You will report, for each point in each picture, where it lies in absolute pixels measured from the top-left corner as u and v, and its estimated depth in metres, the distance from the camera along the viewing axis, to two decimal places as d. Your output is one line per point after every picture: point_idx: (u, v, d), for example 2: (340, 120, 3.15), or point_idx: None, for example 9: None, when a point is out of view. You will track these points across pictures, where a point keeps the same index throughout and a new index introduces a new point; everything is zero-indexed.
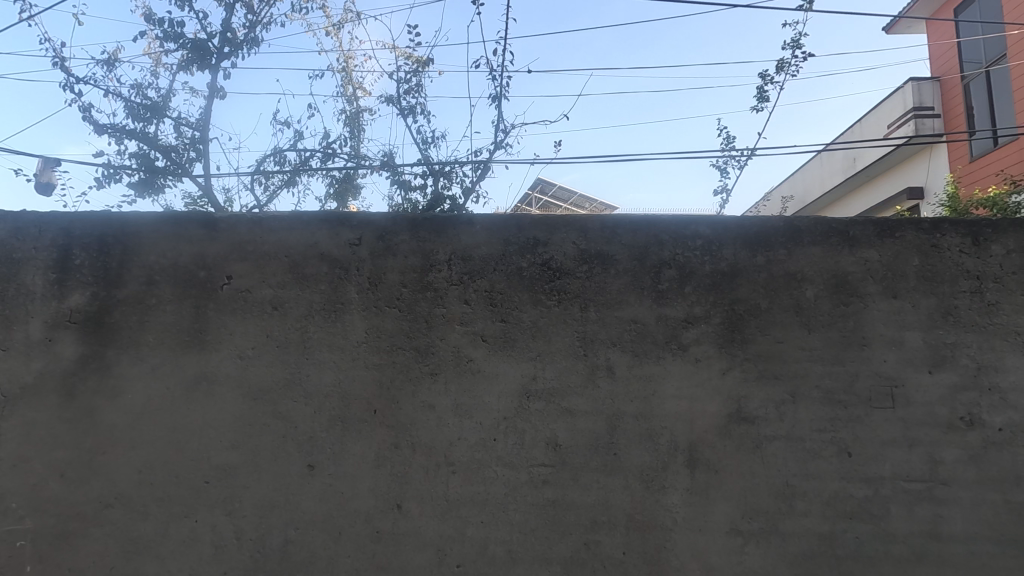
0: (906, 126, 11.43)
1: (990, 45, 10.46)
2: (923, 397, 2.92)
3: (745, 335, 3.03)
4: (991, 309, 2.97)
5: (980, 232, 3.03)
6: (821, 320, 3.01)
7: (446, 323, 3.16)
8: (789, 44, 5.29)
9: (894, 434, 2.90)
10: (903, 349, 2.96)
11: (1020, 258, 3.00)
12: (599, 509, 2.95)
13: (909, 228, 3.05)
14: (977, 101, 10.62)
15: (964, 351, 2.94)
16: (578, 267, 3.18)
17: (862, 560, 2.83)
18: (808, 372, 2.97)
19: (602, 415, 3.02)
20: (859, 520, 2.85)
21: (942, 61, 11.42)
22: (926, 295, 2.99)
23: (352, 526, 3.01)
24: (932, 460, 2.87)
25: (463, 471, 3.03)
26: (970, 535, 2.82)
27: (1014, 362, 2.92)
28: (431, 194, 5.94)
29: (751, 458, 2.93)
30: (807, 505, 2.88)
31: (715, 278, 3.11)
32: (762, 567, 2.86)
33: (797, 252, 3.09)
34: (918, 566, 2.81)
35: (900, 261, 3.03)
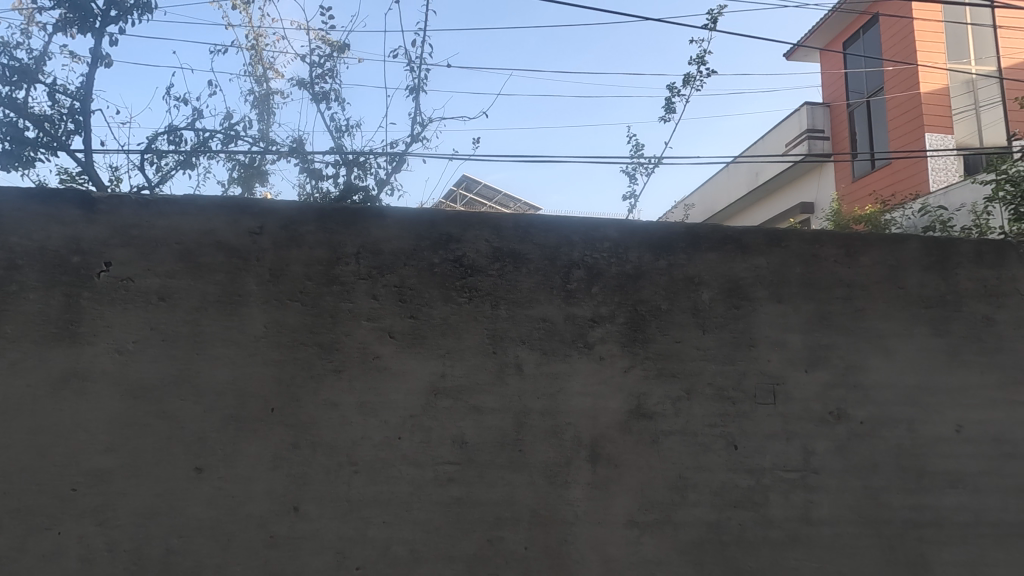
0: (801, 145, 12.48)
1: (871, 78, 11.62)
2: (800, 393, 3.19)
3: (646, 334, 3.18)
4: (861, 313, 3.29)
5: (852, 245, 3.36)
6: (715, 322, 3.21)
7: (353, 318, 3.06)
8: (692, 61, 5.57)
9: (775, 428, 3.15)
10: (785, 349, 3.22)
11: (884, 269, 3.34)
12: (503, 506, 2.97)
13: (793, 238, 3.33)
14: (859, 127, 11.80)
15: (836, 352, 3.24)
16: (490, 265, 3.19)
17: (744, 545, 3.05)
18: (702, 370, 3.16)
19: (509, 412, 3.05)
20: (742, 508, 3.07)
21: (832, 89, 12.55)
22: (805, 300, 3.28)
23: (244, 531, 2.84)
24: (806, 451, 3.15)
25: (366, 470, 2.94)
26: (835, 519, 3.11)
27: (875, 363, 3.25)
28: (342, 185, 5.70)
29: (648, 452, 3.08)
30: (696, 496, 3.06)
31: (621, 279, 3.23)
32: (656, 556, 2.99)
33: (696, 257, 3.29)
34: (791, 548, 3.07)
35: (784, 269, 3.30)
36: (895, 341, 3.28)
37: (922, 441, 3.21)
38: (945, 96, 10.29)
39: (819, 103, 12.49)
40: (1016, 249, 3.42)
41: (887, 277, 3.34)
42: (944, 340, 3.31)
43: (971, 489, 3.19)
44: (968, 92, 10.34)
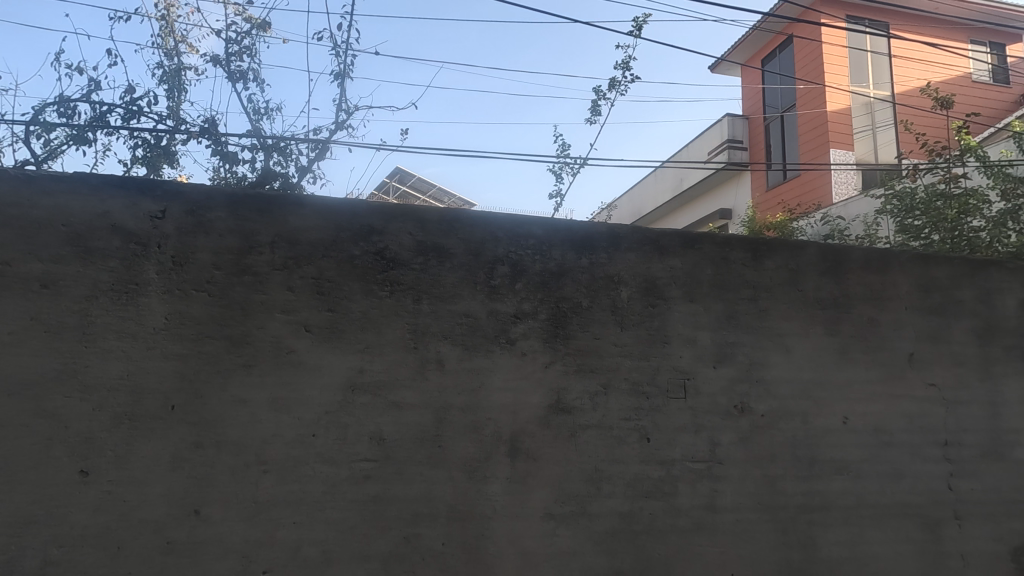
0: (722, 154, 13.20)
1: (785, 94, 12.44)
2: (709, 388, 3.37)
3: (567, 331, 3.24)
4: (765, 313, 3.52)
5: (759, 249, 3.58)
6: (632, 319, 3.33)
7: (265, 311, 2.91)
8: (618, 66, 5.70)
9: (685, 422, 3.31)
10: (696, 346, 3.39)
11: (785, 273, 3.59)
12: (421, 502, 2.94)
13: (706, 241, 3.51)
14: (774, 140, 12.61)
15: (741, 349, 3.45)
16: (414, 258, 3.14)
17: (654, 534, 3.18)
18: (619, 366, 3.27)
19: (429, 408, 3.02)
20: (652, 498, 3.21)
21: (752, 103, 13.33)
22: (715, 300, 3.46)
23: (137, 538, 2.64)
24: (712, 443, 3.33)
25: (276, 470, 2.81)
26: (737, 506, 3.31)
27: (776, 360, 3.49)
28: (259, 171, 5.41)
29: (566, 446, 3.15)
30: (611, 487, 3.16)
31: (544, 276, 3.28)
32: (570, 547, 3.07)
33: (616, 256, 3.39)
34: (697, 535, 3.23)
35: (697, 270, 3.47)
36: (793, 340, 3.54)
37: (814, 432, 3.48)
38: (848, 115, 11.20)
39: (739, 115, 13.23)
40: (898, 258, 3.77)
41: (788, 280, 3.59)
42: (835, 339, 3.60)
43: (854, 475, 3.49)
44: (867, 113, 11.31)
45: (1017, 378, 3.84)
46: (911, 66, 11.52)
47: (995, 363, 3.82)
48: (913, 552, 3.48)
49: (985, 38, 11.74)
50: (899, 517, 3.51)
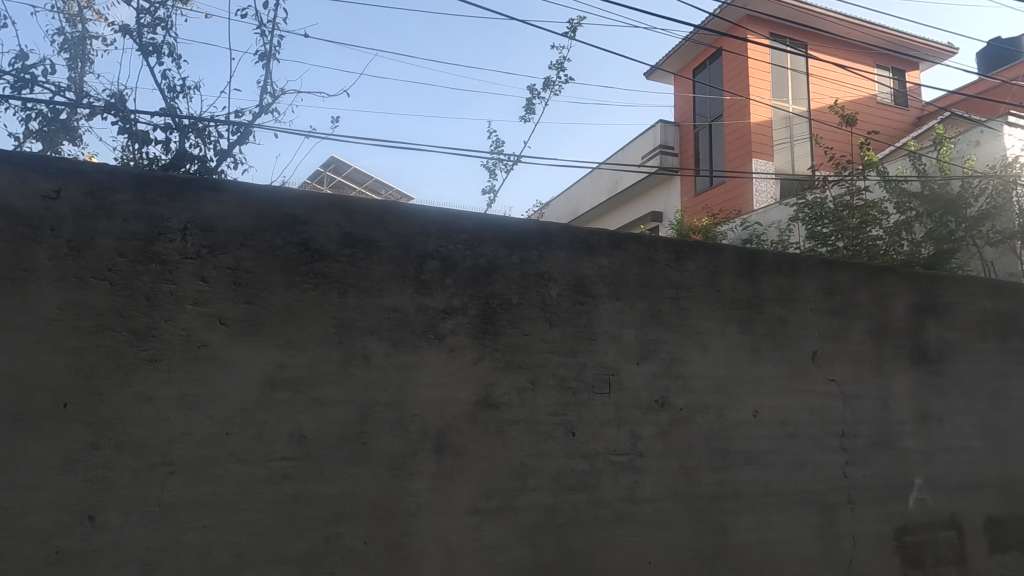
0: (654, 159, 13.68)
1: (713, 104, 13.05)
2: (632, 384, 3.49)
3: (497, 327, 3.26)
4: (685, 312, 3.69)
5: (681, 250, 3.74)
6: (561, 316, 3.39)
7: (175, 302, 2.73)
8: (553, 66, 5.75)
9: (608, 416, 3.41)
10: (621, 343, 3.50)
11: (704, 274, 3.78)
12: (343, 501, 2.86)
13: (633, 242, 3.63)
14: (703, 147, 13.21)
15: (663, 347, 3.60)
16: (340, 250, 3.04)
17: (577, 525, 3.25)
18: (547, 362, 3.32)
19: (353, 404, 2.94)
20: (576, 491, 3.28)
21: (683, 110, 13.88)
22: (640, 299, 3.59)
23: (21, 548, 2.41)
24: (634, 436, 3.45)
25: (184, 471, 2.65)
26: (656, 496, 3.45)
27: (694, 356, 3.66)
28: (174, 152, 5.07)
29: (493, 441, 3.16)
30: (536, 481, 3.21)
31: (475, 272, 3.27)
32: (495, 541, 3.08)
33: (546, 253, 3.44)
34: (617, 526, 3.33)
35: (624, 269, 3.58)
36: (711, 338, 3.72)
37: (727, 425, 3.68)
38: (769, 128, 11.92)
39: (671, 122, 13.77)
40: (805, 262, 4.06)
41: (707, 281, 3.78)
42: (749, 337, 3.83)
43: (762, 465, 3.73)
44: (786, 126, 12.08)
45: (904, 374, 4.23)
46: (825, 85, 12.43)
47: (886, 360, 4.19)
48: (812, 535, 3.77)
49: (889, 63, 12.83)
50: (800, 503, 3.78)
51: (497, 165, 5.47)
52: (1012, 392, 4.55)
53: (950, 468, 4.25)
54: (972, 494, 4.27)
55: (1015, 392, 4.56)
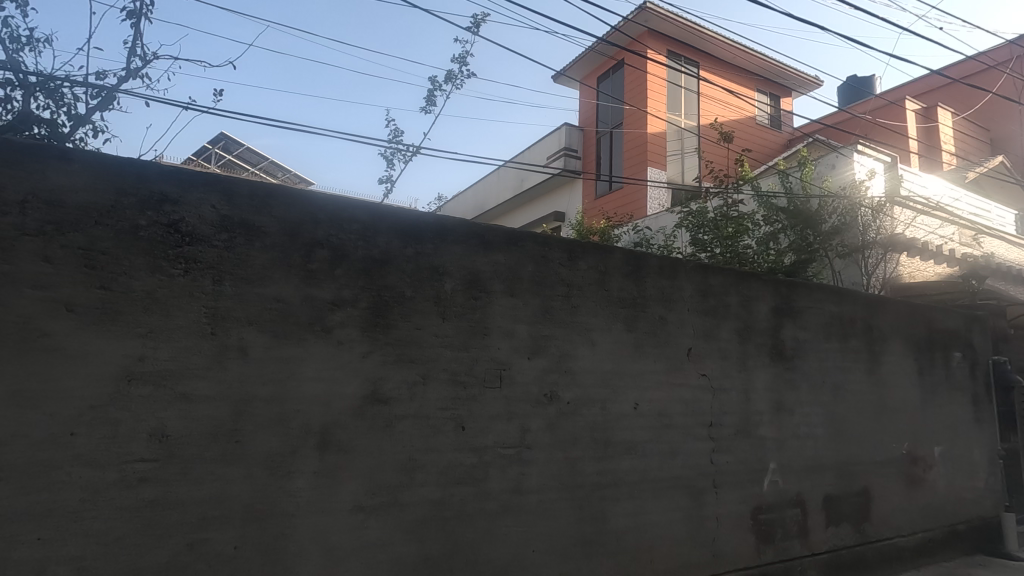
0: (558, 160, 14.09)
1: (614, 113, 13.67)
2: (522, 378, 3.58)
3: (388, 320, 3.19)
4: (575, 310, 3.84)
5: (573, 250, 3.89)
6: (454, 310, 3.40)
7: (10, 285, 2.39)
8: (456, 59, 5.69)
9: (498, 410, 3.47)
10: (513, 338, 3.57)
11: (595, 274, 3.95)
12: (210, 505, 2.65)
13: (528, 240, 3.71)
14: (603, 153, 13.79)
15: (553, 342, 3.72)
16: (216, 234, 2.82)
17: (463, 518, 3.28)
18: (439, 356, 3.31)
19: (227, 400, 2.74)
20: (464, 484, 3.30)
21: (586, 115, 14.40)
22: (533, 296, 3.68)
23: None
24: (523, 429, 3.54)
25: (16, 477, 2.33)
26: (542, 487, 3.56)
27: (582, 352, 3.83)
28: (16, 113, 4.43)
29: (380, 436, 3.09)
30: (424, 476, 3.18)
31: (366, 264, 3.17)
32: (378, 539, 3.02)
33: (442, 248, 3.42)
34: (504, 517, 3.40)
35: (518, 266, 3.65)
36: (598, 334, 3.91)
37: (610, 417, 3.89)
38: (663, 139, 12.71)
39: (575, 126, 14.25)
40: (685, 266, 4.38)
41: (596, 281, 3.96)
42: (633, 334, 4.07)
43: (640, 454, 3.98)
44: (677, 139, 12.95)
45: (764, 370, 4.72)
46: (714, 103, 13.48)
47: (749, 357, 4.64)
48: (681, 518, 4.09)
49: (766, 88, 14.15)
50: (672, 488, 4.08)
51: (395, 155, 5.33)
52: (849, 385, 5.23)
53: (799, 453, 4.80)
54: (814, 475, 4.86)
55: (851, 386, 5.24)
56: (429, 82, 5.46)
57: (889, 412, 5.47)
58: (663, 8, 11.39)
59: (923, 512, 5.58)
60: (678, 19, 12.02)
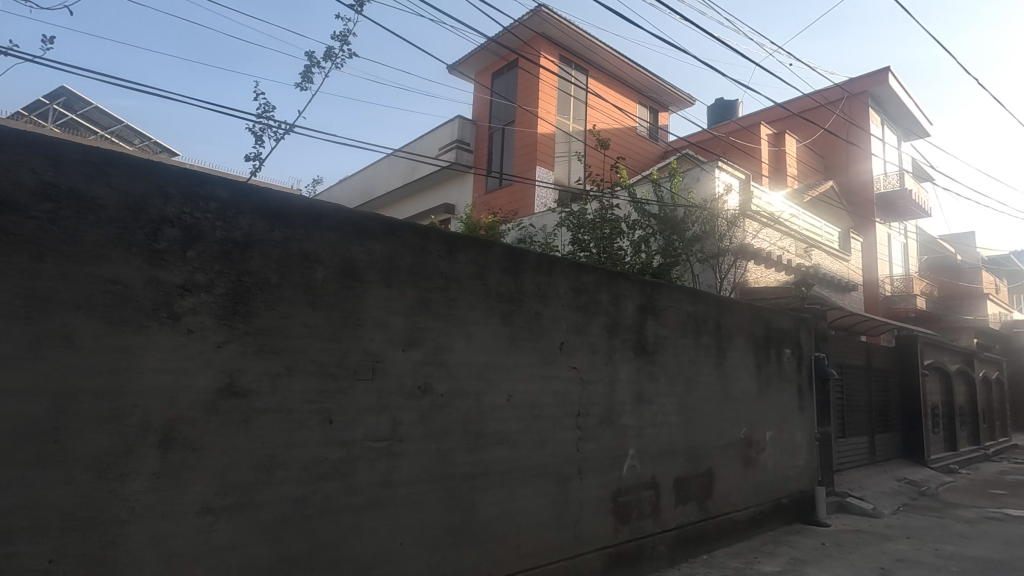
0: (450, 153, 14.03)
1: (506, 110, 13.88)
2: (396, 370, 3.53)
3: (249, 308, 2.98)
4: (453, 303, 3.85)
5: (453, 243, 3.90)
6: (325, 299, 3.25)
7: None
8: (337, 36, 5.42)
9: (369, 403, 3.39)
10: (387, 330, 3.51)
11: (474, 268, 3.99)
12: (19, 515, 2.31)
13: (407, 230, 3.66)
14: (495, 149, 13.95)
15: (429, 335, 3.71)
16: (37, 205, 2.45)
17: (327, 515, 3.16)
18: (306, 347, 3.16)
19: (45, 394, 2.40)
20: (329, 480, 3.19)
21: (480, 110, 14.47)
22: (410, 287, 3.64)
23: None
24: (394, 422, 3.50)
25: None
26: (411, 479, 3.54)
27: (458, 345, 3.86)
28: None
29: (236, 432, 2.88)
30: (284, 473, 3.02)
31: (226, 246, 2.93)
32: (229, 541, 2.82)
33: (313, 233, 3.25)
34: (370, 512, 3.33)
35: (396, 257, 3.58)
36: (474, 328, 3.96)
37: (483, 408, 3.97)
38: (552, 140, 13.14)
39: (468, 119, 14.26)
40: (560, 264, 4.58)
41: (475, 274, 4.00)
42: (508, 328, 4.18)
43: (511, 444, 4.10)
44: (565, 142, 13.46)
45: (628, 363, 5.08)
46: (600, 111, 14.19)
47: (615, 351, 4.97)
48: (547, 504, 4.28)
49: (646, 102, 15.17)
50: (540, 476, 4.27)
51: (264, 132, 4.96)
52: (700, 377, 5.80)
53: (655, 439, 5.24)
54: (667, 458, 5.34)
55: (701, 378, 5.82)
56: (306, 58, 5.15)
57: (732, 401, 6.16)
58: (555, 13, 11.75)
59: (755, 489, 6.36)
60: (569, 26, 12.48)
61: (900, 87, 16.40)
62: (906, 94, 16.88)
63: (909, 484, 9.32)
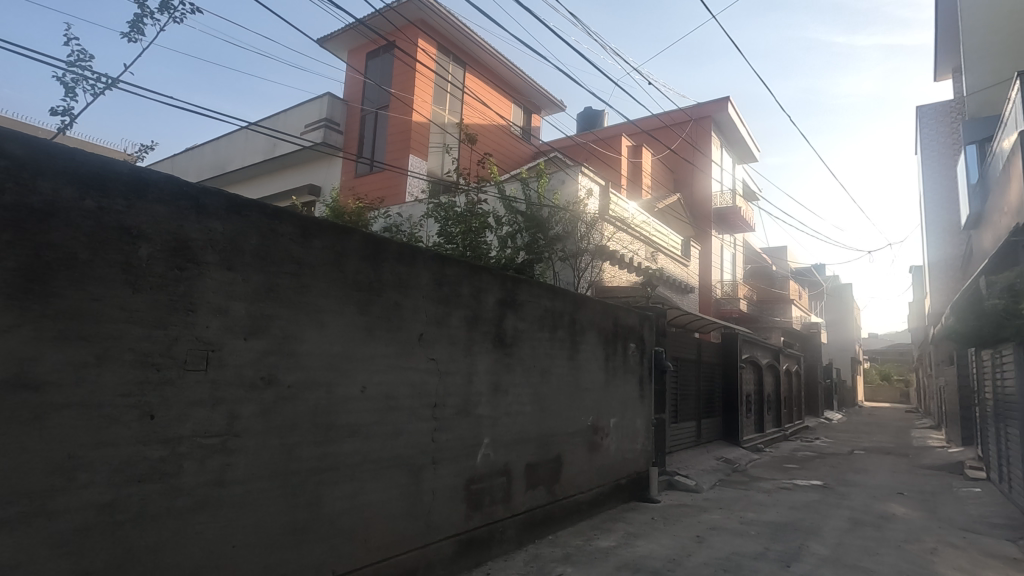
0: (318, 131, 13.22)
1: (380, 93, 13.42)
2: (234, 360, 3.26)
3: (49, 287, 2.56)
4: (305, 290, 3.65)
5: (307, 227, 3.69)
6: (149, 281, 2.90)
7: None
8: None
9: (201, 395, 3.10)
10: (226, 317, 3.23)
11: (330, 254, 3.82)
12: None
13: (254, 209, 3.40)
14: (366, 132, 13.43)
15: (275, 323, 3.48)
16: None
17: (143, 521, 2.83)
18: (123, 333, 2.80)
19: None
20: (148, 482, 2.86)
21: (351, 90, 13.83)
22: (255, 271, 3.38)
23: None
24: (231, 416, 3.23)
25: None
26: (248, 477, 3.30)
27: (309, 334, 3.67)
28: None
29: (24, 432, 2.46)
30: (89, 476, 2.65)
31: (20, 213, 2.49)
32: (12, 559, 2.41)
33: (138, 205, 2.89)
34: (197, 514, 3.05)
35: (240, 238, 3.31)
36: (328, 317, 3.80)
37: (334, 400, 3.82)
38: (426, 130, 12.97)
39: (338, 98, 13.55)
40: (423, 255, 4.55)
41: (331, 261, 3.83)
42: (364, 318, 4.06)
43: (363, 436, 4.01)
44: (440, 132, 13.37)
45: (486, 355, 5.21)
46: (475, 106, 14.30)
47: (474, 343, 5.08)
48: (398, 495, 4.25)
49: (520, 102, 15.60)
50: (392, 468, 4.22)
51: (78, 84, 4.27)
52: (554, 369, 6.14)
53: (508, 428, 5.45)
54: (519, 446, 5.58)
55: (555, 369, 6.16)
56: (136, 5, 4.51)
57: (581, 391, 6.61)
58: (435, 2, 11.58)
59: (599, 472, 6.89)
60: (449, 17, 12.38)
61: (737, 116, 18.71)
62: (741, 122, 19.31)
63: (725, 462, 10.75)
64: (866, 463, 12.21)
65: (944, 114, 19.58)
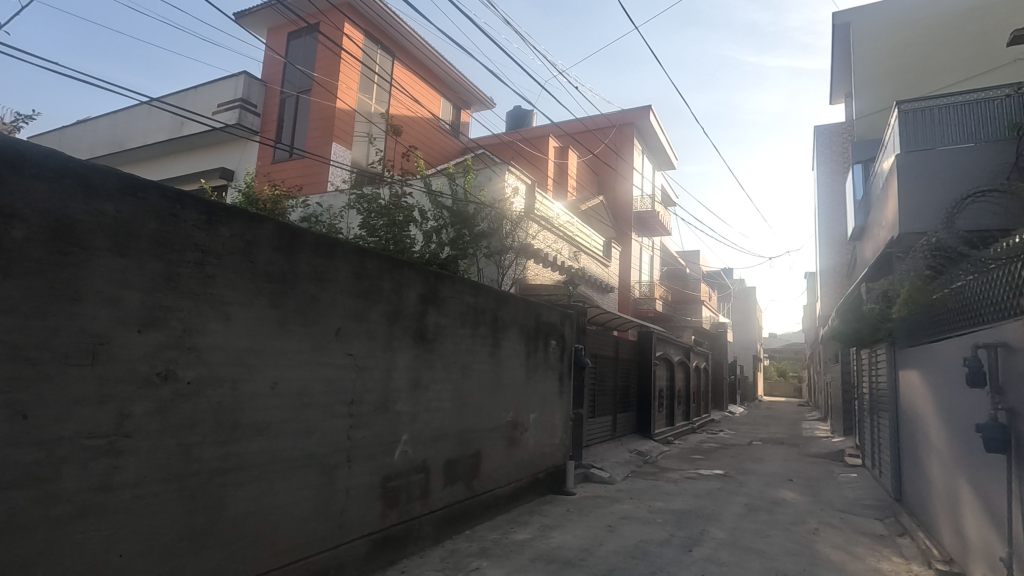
0: (232, 112, 12.42)
1: (302, 76, 12.82)
2: (127, 354, 3.01)
3: None
4: (210, 280, 3.43)
5: (214, 214, 3.47)
6: (25, 266, 2.61)
7: None
8: None
9: (85, 393, 2.83)
10: (117, 307, 2.97)
11: (239, 243, 3.61)
12: None
13: (153, 192, 3.15)
14: (286, 116, 12.80)
15: (175, 315, 3.24)
16: None
17: (11, 532, 2.55)
18: None
19: None
20: (18, 488, 2.58)
21: (271, 70, 13.10)
22: (153, 259, 3.13)
23: None
24: (120, 415, 2.98)
25: None
26: (139, 481, 3.06)
27: (213, 328, 3.45)
28: None
29: None
30: None
31: None
32: None
33: (13, 182, 2.59)
34: (79, 522, 2.79)
35: (136, 222, 3.05)
36: (235, 309, 3.59)
37: (240, 398, 3.62)
38: (350, 118, 12.55)
39: (256, 78, 12.80)
40: (342, 247, 4.41)
41: (241, 251, 3.62)
42: (276, 311, 3.87)
43: (271, 435, 3.83)
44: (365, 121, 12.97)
45: (406, 350, 5.14)
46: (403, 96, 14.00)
47: (394, 339, 4.99)
48: (309, 495, 4.10)
49: (450, 96, 15.44)
50: (303, 467, 4.06)
51: None
52: (475, 365, 6.16)
53: (427, 425, 5.40)
54: (438, 442, 5.55)
55: (476, 365, 6.19)
56: None
57: (502, 386, 6.68)
58: None
59: (517, 466, 7.00)
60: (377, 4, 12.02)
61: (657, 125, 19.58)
62: (661, 130, 20.22)
63: (637, 455, 11.26)
64: (762, 453, 13.26)
65: (837, 135, 21.54)
